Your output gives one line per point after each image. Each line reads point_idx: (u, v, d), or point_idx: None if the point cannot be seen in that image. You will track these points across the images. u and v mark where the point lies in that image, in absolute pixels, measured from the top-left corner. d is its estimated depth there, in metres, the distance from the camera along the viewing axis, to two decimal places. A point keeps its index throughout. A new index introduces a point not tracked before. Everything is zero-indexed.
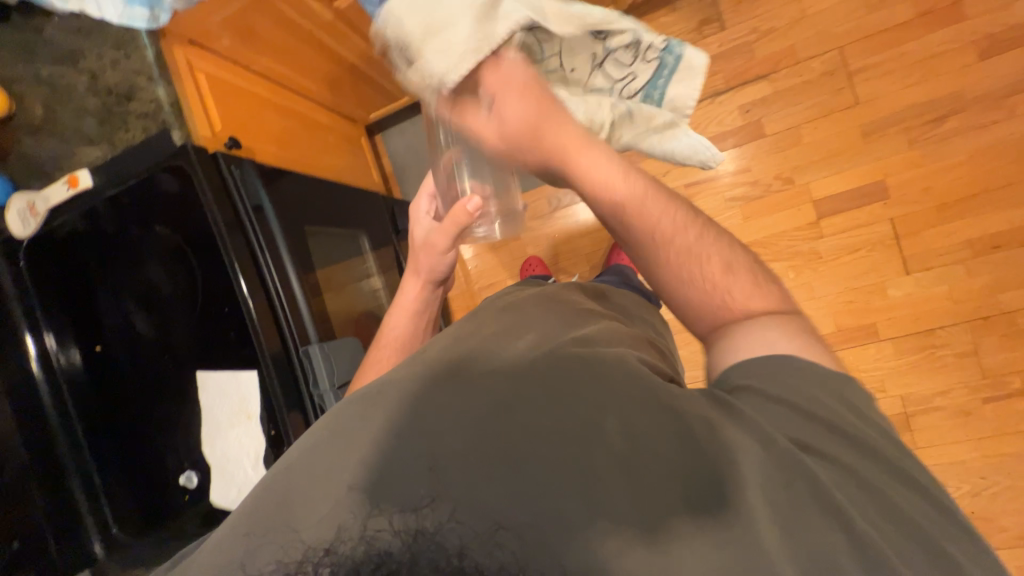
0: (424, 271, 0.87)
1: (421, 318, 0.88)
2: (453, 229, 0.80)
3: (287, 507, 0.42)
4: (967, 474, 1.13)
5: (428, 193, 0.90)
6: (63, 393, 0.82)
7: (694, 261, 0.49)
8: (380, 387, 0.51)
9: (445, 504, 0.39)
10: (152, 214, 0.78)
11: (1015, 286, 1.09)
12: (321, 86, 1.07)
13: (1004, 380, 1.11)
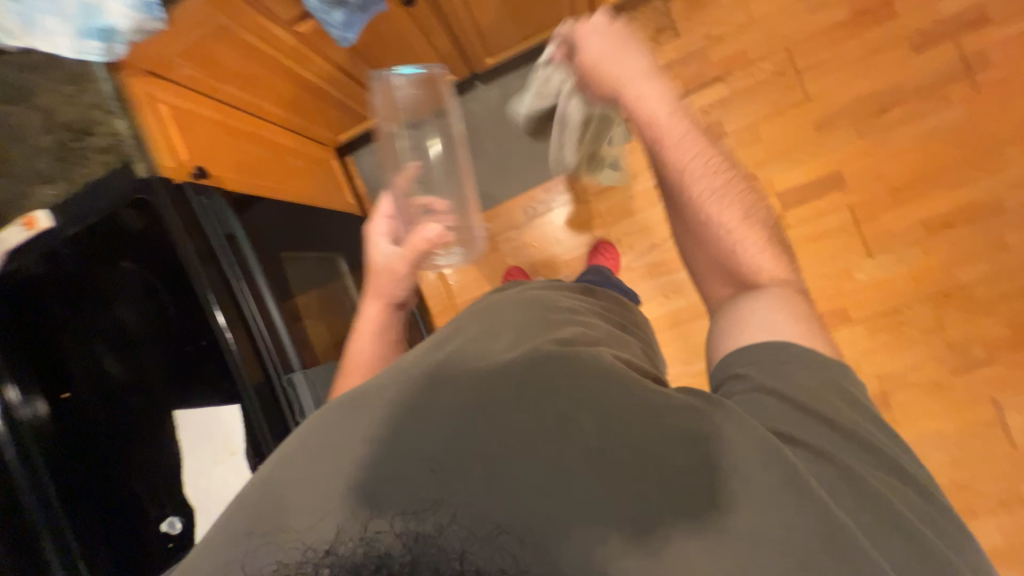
0: (387, 293, 0.82)
1: (386, 337, 0.80)
2: (413, 256, 0.81)
3: (285, 510, 0.42)
4: (943, 444, 1.18)
5: (385, 215, 0.86)
6: (28, 448, 0.73)
7: (721, 202, 0.57)
8: (379, 388, 0.50)
9: (446, 508, 0.39)
10: (116, 249, 0.75)
11: (967, 261, 1.16)
12: (288, 111, 1.06)
13: (968, 350, 1.17)
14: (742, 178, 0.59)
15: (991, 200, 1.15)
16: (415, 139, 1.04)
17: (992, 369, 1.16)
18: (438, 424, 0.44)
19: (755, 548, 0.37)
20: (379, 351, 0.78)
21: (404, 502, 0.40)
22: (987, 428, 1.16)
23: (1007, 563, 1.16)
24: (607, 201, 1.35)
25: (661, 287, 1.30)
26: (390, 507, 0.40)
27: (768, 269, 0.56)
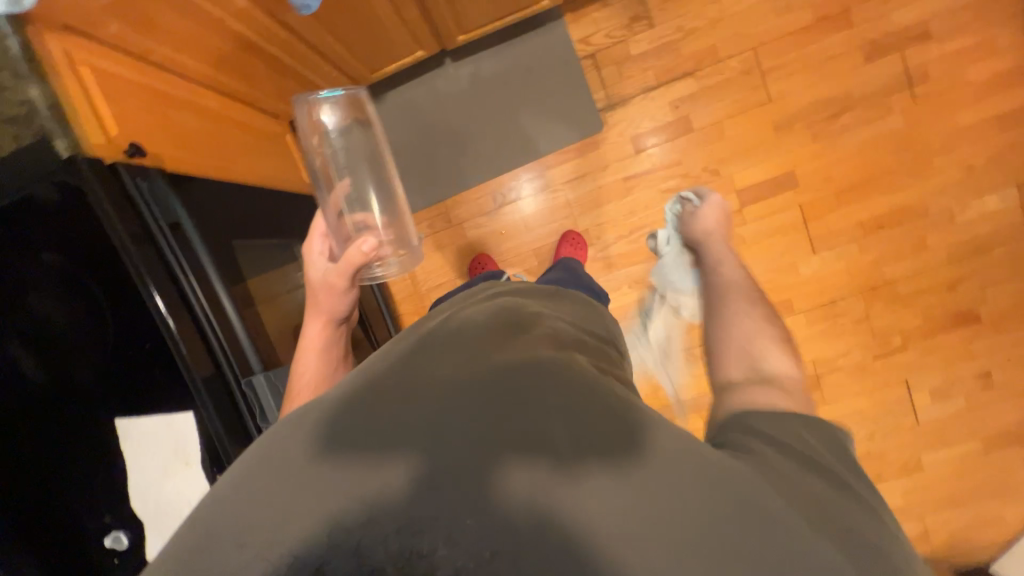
0: (327, 310, 0.87)
1: (329, 354, 0.88)
2: (348, 271, 0.82)
3: (271, 513, 0.40)
4: (862, 421, 1.33)
5: (320, 233, 0.88)
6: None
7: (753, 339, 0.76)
8: (382, 390, 0.47)
9: (441, 526, 0.37)
10: (31, 236, 0.63)
11: (895, 259, 1.28)
12: (235, 78, 0.96)
13: (889, 339, 1.30)
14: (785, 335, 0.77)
15: (920, 204, 1.26)
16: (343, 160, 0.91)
17: (907, 355, 1.30)
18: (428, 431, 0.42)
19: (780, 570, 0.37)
20: (321, 368, 0.84)
21: (400, 517, 0.37)
22: (899, 406, 1.31)
23: (903, 519, 1.34)
24: (577, 190, 1.34)
25: (624, 277, 1.34)
26: (382, 523, 0.37)
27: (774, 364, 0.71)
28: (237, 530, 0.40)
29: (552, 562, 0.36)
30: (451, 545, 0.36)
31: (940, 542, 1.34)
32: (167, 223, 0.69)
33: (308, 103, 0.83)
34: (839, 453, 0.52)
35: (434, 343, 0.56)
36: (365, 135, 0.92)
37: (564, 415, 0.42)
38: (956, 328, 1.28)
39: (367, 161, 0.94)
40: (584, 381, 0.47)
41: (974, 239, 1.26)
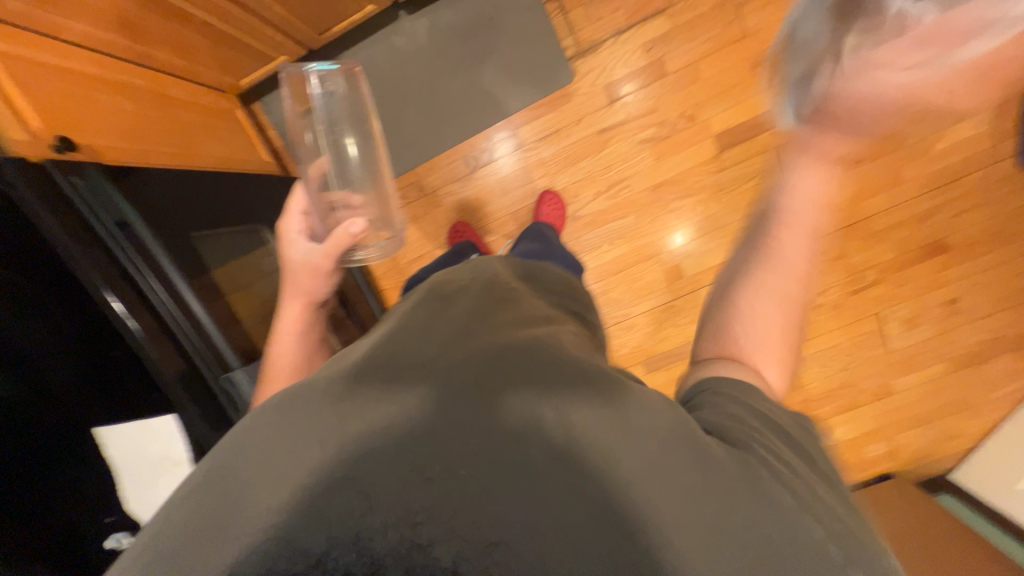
0: (306, 292, 0.81)
1: (308, 338, 0.81)
2: (335, 253, 0.77)
3: (258, 507, 0.38)
4: (837, 354, 1.39)
5: (298, 211, 0.83)
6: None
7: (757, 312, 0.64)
8: (376, 381, 0.45)
9: (439, 515, 0.36)
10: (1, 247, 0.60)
11: (870, 195, 1.28)
12: (166, 50, 0.88)
13: (864, 274, 1.33)
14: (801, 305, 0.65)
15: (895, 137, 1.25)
16: (332, 137, 0.87)
17: (881, 289, 1.34)
18: (426, 424, 0.41)
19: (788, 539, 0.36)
20: (303, 354, 0.77)
21: (398, 508, 0.36)
22: (873, 338, 1.37)
23: (874, 440, 1.44)
24: (552, 147, 1.29)
25: (606, 234, 1.32)
26: (381, 512, 0.36)
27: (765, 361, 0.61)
28: (229, 526, 0.37)
29: (546, 545, 0.35)
30: (450, 538, 0.35)
31: (907, 457, 1.44)
32: (113, 224, 0.64)
33: (301, 75, 0.81)
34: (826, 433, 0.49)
35: (423, 322, 0.55)
36: (350, 103, 0.88)
37: (556, 398, 0.42)
38: (926, 259, 1.32)
39: (356, 145, 0.90)
40: (583, 373, 0.46)
41: (947, 169, 1.26)
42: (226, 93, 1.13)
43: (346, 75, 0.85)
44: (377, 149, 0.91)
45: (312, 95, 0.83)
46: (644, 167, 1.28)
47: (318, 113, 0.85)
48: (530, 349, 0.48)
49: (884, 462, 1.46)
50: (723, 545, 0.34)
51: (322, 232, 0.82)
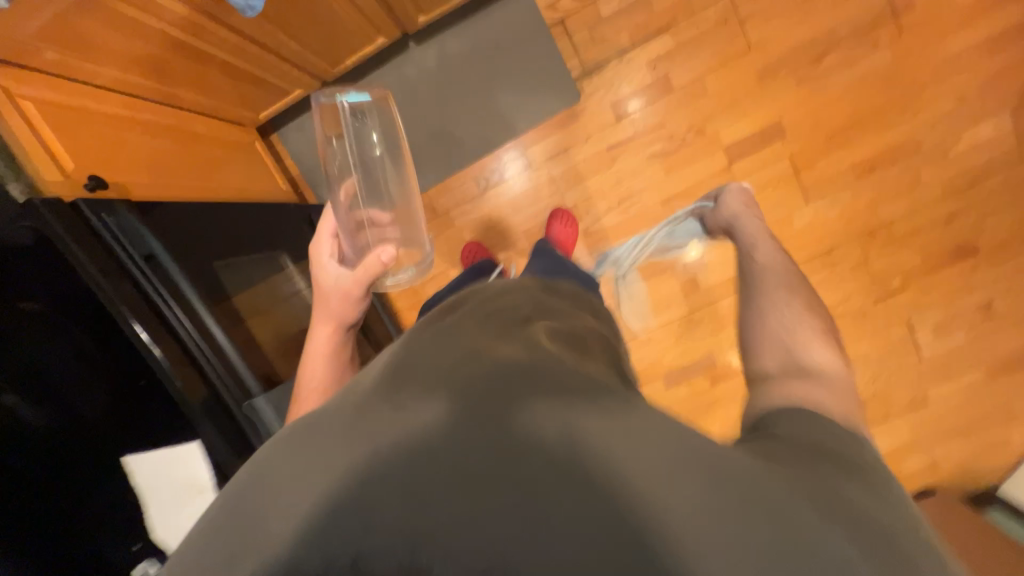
0: (336, 315, 0.83)
1: (338, 357, 0.84)
2: (366, 280, 0.79)
3: (264, 524, 0.37)
4: (866, 365, 1.34)
5: (330, 235, 0.85)
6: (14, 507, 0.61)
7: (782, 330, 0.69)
8: (382, 395, 0.44)
9: (439, 535, 0.34)
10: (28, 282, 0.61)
11: (890, 200, 1.26)
12: (191, 90, 0.92)
13: (889, 281, 1.29)
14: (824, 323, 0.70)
15: (911, 140, 1.23)
16: (359, 153, 0.85)
17: (908, 296, 1.30)
18: (428, 438, 0.38)
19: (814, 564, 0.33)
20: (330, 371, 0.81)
21: (398, 526, 0.34)
22: (904, 347, 1.32)
23: (911, 453, 1.37)
24: (562, 165, 1.31)
25: (620, 249, 1.32)
26: (378, 531, 0.34)
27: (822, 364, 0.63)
28: (236, 545, 0.37)
29: (552, 568, 0.32)
30: (449, 561, 0.32)
31: (949, 471, 1.37)
32: (140, 256, 0.67)
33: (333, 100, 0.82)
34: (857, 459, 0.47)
35: (437, 335, 0.54)
36: (379, 119, 0.86)
37: (567, 419, 0.39)
38: (954, 263, 1.27)
39: (385, 162, 0.88)
40: (590, 389, 0.44)
41: (969, 171, 1.23)
42: (246, 128, 1.18)
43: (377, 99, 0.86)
44: (407, 167, 0.89)
45: (343, 118, 0.83)
46: (655, 181, 1.28)
47: (349, 132, 0.84)
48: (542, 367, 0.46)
49: (924, 476, 1.38)
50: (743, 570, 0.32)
51: (353, 253, 0.84)
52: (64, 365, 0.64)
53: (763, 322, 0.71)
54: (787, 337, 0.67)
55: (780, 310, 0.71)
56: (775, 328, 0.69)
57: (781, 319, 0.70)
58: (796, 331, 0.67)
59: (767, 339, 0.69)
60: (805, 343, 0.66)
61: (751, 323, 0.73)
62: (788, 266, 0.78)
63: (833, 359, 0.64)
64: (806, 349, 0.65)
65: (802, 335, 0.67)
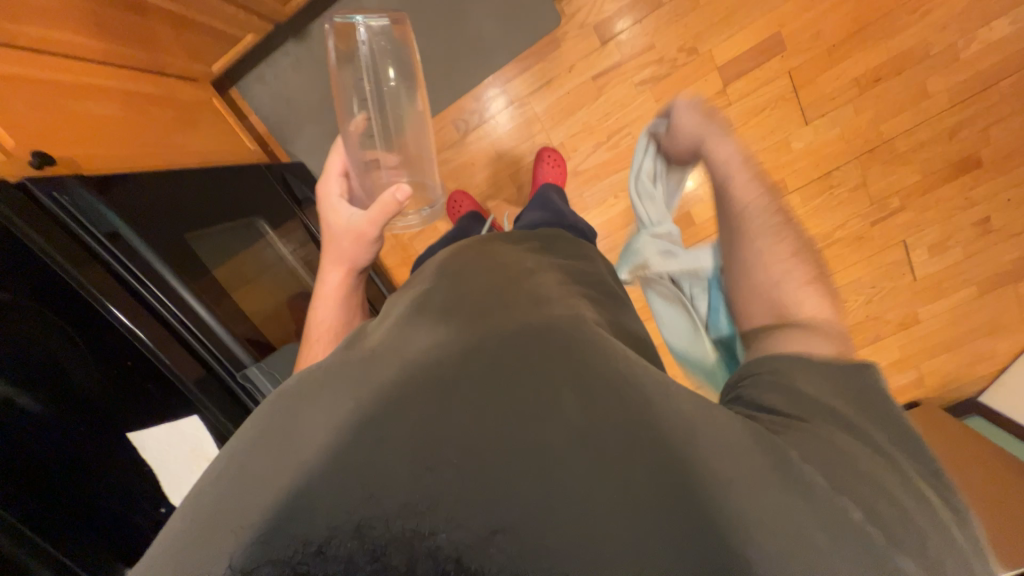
0: (349, 257, 0.78)
1: (351, 301, 0.81)
2: (381, 220, 0.73)
3: (257, 498, 0.35)
4: (861, 287, 1.34)
5: (338, 173, 0.80)
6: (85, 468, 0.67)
7: (770, 273, 0.61)
8: (375, 366, 0.43)
9: (443, 507, 0.33)
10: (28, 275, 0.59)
11: (893, 114, 1.18)
12: (130, 45, 0.84)
13: (887, 201, 1.26)
14: (814, 274, 0.61)
15: (922, 44, 1.13)
16: (376, 85, 0.78)
17: (906, 216, 1.27)
18: (435, 413, 0.37)
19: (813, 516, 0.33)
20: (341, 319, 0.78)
21: (403, 497, 0.33)
22: (898, 267, 1.31)
23: (900, 369, 1.41)
24: (545, 101, 1.22)
25: (611, 188, 1.27)
26: (385, 501, 0.33)
27: (805, 305, 0.57)
28: (231, 518, 0.34)
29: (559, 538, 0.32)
30: (455, 527, 0.32)
31: (936, 383, 1.42)
32: (104, 235, 0.64)
33: (349, 22, 0.74)
34: (881, 426, 0.41)
35: (428, 305, 0.51)
36: (396, 38, 0.76)
37: (574, 391, 0.38)
38: (957, 178, 1.23)
39: (403, 96, 0.80)
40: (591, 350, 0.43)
41: (981, 75, 1.15)
42: (200, 82, 1.09)
43: (392, 21, 0.75)
44: (422, 104, 0.81)
45: (358, 45, 0.75)
46: (644, 110, 1.20)
47: (366, 66, 0.77)
48: (546, 338, 0.43)
49: (911, 389, 1.44)
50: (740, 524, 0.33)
51: (365, 195, 0.80)
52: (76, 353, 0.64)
53: (745, 268, 0.64)
54: (777, 291, 0.59)
55: (771, 262, 0.62)
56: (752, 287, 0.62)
57: (773, 265, 0.61)
58: (787, 280, 0.60)
59: (755, 292, 0.62)
60: (785, 287, 0.59)
61: (735, 276, 0.65)
62: (768, 212, 0.66)
63: (817, 298, 0.57)
64: (787, 292, 0.59)
65: (791, 284, 0.59)
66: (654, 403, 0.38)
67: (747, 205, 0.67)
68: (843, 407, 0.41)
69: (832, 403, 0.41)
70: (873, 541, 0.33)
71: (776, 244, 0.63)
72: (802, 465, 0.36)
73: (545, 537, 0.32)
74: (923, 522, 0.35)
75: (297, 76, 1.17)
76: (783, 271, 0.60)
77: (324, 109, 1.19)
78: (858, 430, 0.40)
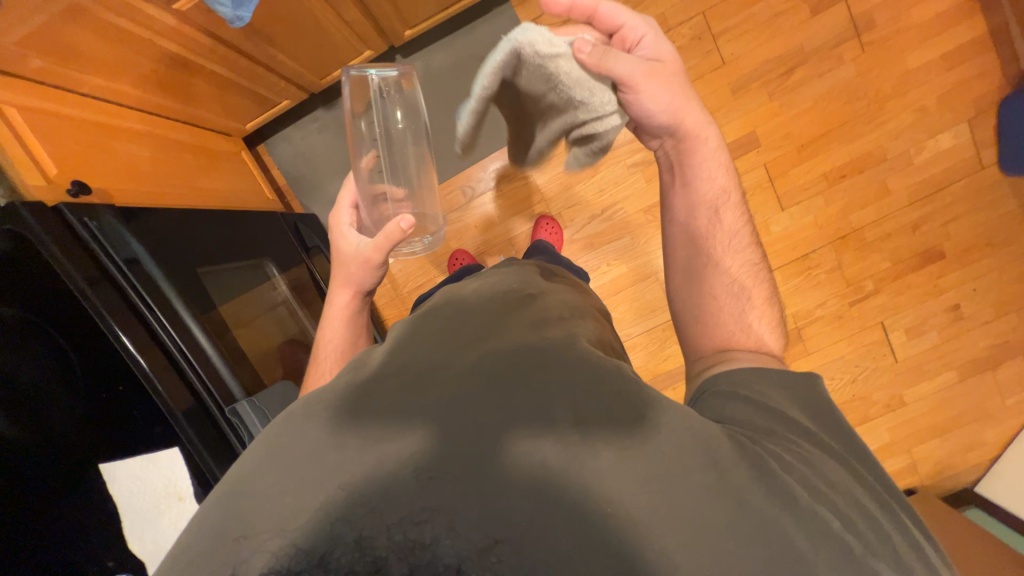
0: (355, 281, 0.78)
1: (355, 325, 0.79)
2: (387, 246, 0.74)
3: (267, 510, 0.38)
4: (846, 366, 1.37)
5: (348, 205, 0.82)
6: (49, 486, 0.62)
7: (734, 302, 0.63)
8: (374, 382, 0.46)
9: (444, 515, 0.35)
10: (44, 283, 0.61)
11: (859, 207, 1.31)
12: (178, 101, 0.93)
13: (863, 284, 1.34)
14: (773, 304, 0.64)
15: (879, 149, 1.29)
16: (385, 127, 0.81)
17: (880, 299, 1.34)
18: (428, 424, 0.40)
19: (791, 528, 0.35)
20: (347, 337, 0.78)
21: (402, 506, 0.35)
22: (879, 348, 1.36)
23: (892, 453, 1.40)
24: (545, 175, 1.33)
25: (605, 256, 1.34)
26: (385, 513, 0.35)
27: (765, 337, 0.60)
28: (235, 526, 0.37)
29: (549, 546, 0.34)
30: (454, 537, 0.34)
31: (929, 470, 1.40)
32: (123, 260, 0.66)
33: (363, 74, 0.76)
34: (843, 439, 0.45)
35: (429, 327, 0.55)
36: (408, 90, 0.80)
37: (562, 402, 0.41)
38: (922, 267, 1.33)
39: (409, 137, 0.83)
40: (582, 365, 0.45)
41: (933, 179, 1.29)
42: (232, 138, 1.19)
43: (401, 74, 0.79)
44: (427, 147, 0.85)
45: (370, 93, 0.78)
46: (636, 188, 1.31)
47: (376, 110, 0.79)
48: (542, 353, 0.46)
49: (905, 476, 1.41)
50: (728, 539, 0.35)
51: (372, 225, 0.82)
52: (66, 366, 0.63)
53: (708, 299, 0.65)
54: (740, 328, 0.61)
55: (737, 302, 0.63)
56: (715, 312, 0.63)
57: (739, 305, 0.63)
58: (751, 320, 0.61)
59: (713, 323, 0.63)
60: (746, 324, 0.61)
61: (697, 302, 0.66)
62: (747, 251, 0.67)
63: (773, 341, 0.60)
64: (747, 330, 0.60)
65: (755, 324, 0.61)
66: (644, 421, 0.40)
67: (729, 241, 0.66)
68: (813, 424, 0.45)
69: (802, 417, 0.45)
70: (853, 548, 0.35)
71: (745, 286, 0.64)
72: (783, 476, 0.38)
73: (538, 547, 0.34)
74: (886, 520, 0.39)
75: (321, 138, 1.29)
76: (745, 301, 0.63)
77: (343, 169, 1.29)
78: (829, 445, 0.44)
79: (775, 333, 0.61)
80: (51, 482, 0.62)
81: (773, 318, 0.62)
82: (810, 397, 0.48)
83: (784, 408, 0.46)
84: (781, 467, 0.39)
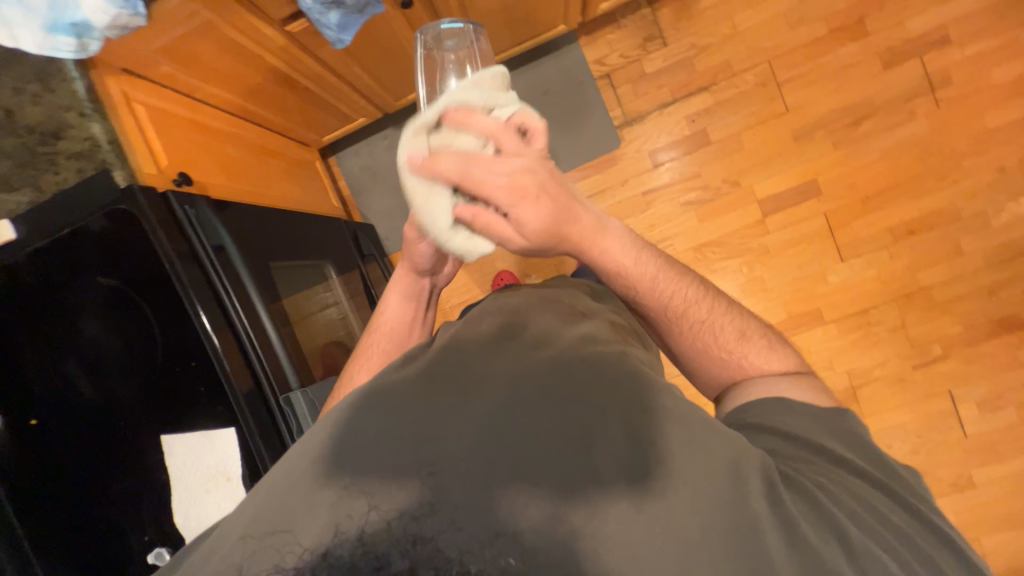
0: (410, 260, 0.80)
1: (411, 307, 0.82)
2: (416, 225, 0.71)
3: (282, 499, 0.38)
4: (907, 435, 1.26)
5: None
6: (120, 436, 0.69)
7: (710, 345, 0.55)
8: (390, 383, 0.46)
9: (444, 511, 0.36)
10: (142, 262, 0.67)
11: (928, 265, 1.24)
12: (271, 111, 1.02)
13: (928, 346, 1.25)
14: (755, 325, 0.56)
15: (950, 208, 1.23)
16: None
17: (948, 365, 1.25)
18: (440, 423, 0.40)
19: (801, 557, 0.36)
20: (401, 318, 0.82)
21: (404, 501, 0.36)
22: (945, 418, 1.25)
23: None
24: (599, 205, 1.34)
25: None
26: (386, 507, 0.36)
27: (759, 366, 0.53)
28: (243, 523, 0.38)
29: (552, 556, 0.34)
30: (452, 532, 0.35)
31: (1002, 566, 1.24)
32: (212, 246, 0.71)
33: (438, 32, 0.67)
34: (882, 464, 0.45)
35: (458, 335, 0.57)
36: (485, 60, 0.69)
37: (578, 406, 0.41)
38: (998, 336, 1.23)
39: None
40: (603, 369, 0.45)
41: (1013, 243, 1.22)
42: (310, 148, 1.29)
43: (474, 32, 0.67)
44: None
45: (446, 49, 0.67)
46: (688, 227, 1.31)
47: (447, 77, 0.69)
48: (568, 363, 0.46)
49: None
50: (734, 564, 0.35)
51: None
52: (145, 336, 0.69)
53: (684, 351, 0.56)
54: (731, 370, 0.54)
55: (718, 345, 0.54)
56: (700, 365, 0.56)
57: (721, 350, 0.54)
58: (738, 358, 0.54)
59: (701, 368, 0.56)
60: (735, 363, 0.54)
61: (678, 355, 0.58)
62: (700, 298, 0.56)
63: (773, 365, 0.53)
64: (740, 367, 0.53)
65: (740, 359, 0.54)
66: (660, 428, 0.40)
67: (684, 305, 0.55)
68: (848, 454, 0.44)
69: (834, 448, 0.44)
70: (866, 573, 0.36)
71: (718, 328, 0.55)
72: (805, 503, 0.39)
73: (540, 554, 0.34)
74: (917, 534, 0.40)
75: (388, 155, 1.37)
76: (724, 343, 0.54)
77: None
78: (862, 472, 0.43)
79: (768, 357, 0.53)
80: (122, 432, 0.69)
81: (759, 340, 0.54)
82: (839, 425, 0.47)
83: (813, 438, 0.45)
84: (792, 497, 0.39)
